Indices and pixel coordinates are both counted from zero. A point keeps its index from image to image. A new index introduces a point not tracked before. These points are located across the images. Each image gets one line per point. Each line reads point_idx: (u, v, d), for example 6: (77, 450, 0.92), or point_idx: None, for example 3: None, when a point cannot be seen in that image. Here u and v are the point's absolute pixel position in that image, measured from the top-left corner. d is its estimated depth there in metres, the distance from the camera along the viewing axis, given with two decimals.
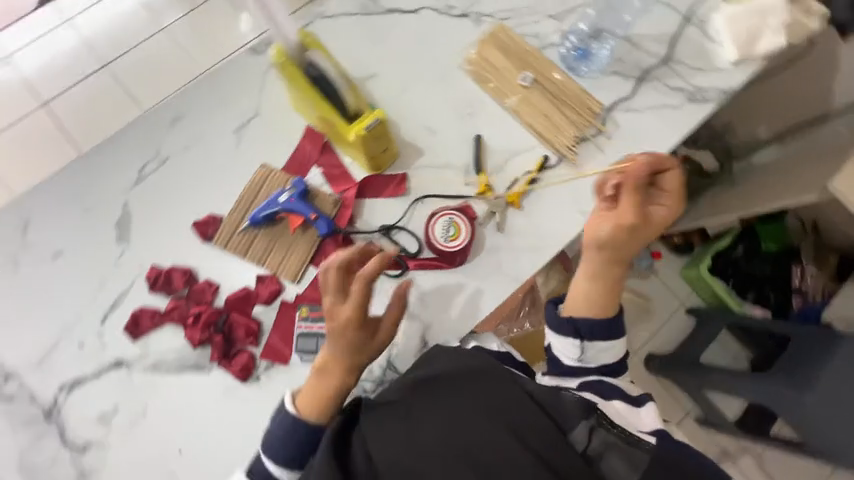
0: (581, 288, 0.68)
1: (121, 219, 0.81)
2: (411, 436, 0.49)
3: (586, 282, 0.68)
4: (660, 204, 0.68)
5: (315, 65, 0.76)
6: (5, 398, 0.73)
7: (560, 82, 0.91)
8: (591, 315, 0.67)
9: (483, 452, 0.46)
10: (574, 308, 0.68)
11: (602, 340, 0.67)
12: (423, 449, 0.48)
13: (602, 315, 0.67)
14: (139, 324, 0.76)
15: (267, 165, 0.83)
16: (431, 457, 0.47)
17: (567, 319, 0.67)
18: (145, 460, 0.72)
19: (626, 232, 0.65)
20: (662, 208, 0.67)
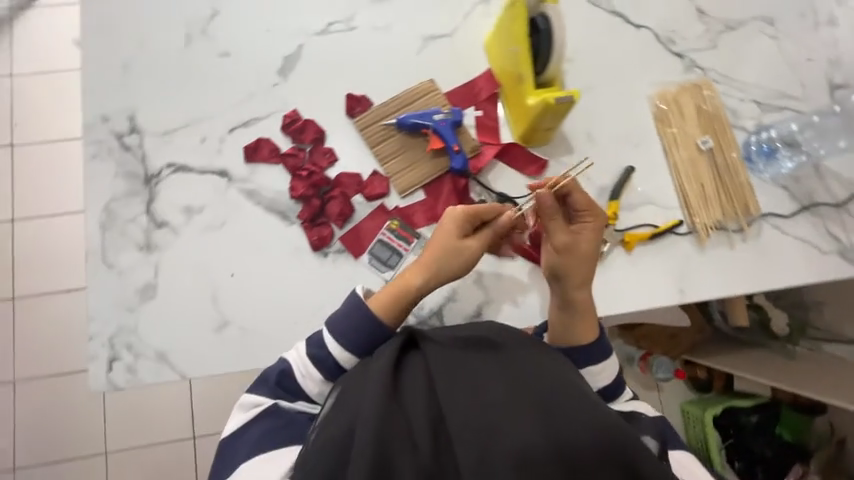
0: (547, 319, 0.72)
1: (290, 56, 0.82)
2: (450, 379, 0.52)
3: (555, 312, 0.70)
4: (586, 221, 0.70)
5: (544, 20, 0.73)
6: (122, 146, 0.77)
7: (733, 165, 0.87)
8: (574, 342, 0.68)
9: (514, 411, 0.48)
10: (560, 338, 0.70)
11: (594, 362, 0.67)
12: (470, 405, 0.49)
13: (587, 338, 0.68)
14: (257, 151, 0.79)
15: (436, 82, 0.84)
16: (465, 400, 0.50)
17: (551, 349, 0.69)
18: (201, 265, 0.75)
19: (565, 256, 0.69)
20: (587, 224, 0.70)
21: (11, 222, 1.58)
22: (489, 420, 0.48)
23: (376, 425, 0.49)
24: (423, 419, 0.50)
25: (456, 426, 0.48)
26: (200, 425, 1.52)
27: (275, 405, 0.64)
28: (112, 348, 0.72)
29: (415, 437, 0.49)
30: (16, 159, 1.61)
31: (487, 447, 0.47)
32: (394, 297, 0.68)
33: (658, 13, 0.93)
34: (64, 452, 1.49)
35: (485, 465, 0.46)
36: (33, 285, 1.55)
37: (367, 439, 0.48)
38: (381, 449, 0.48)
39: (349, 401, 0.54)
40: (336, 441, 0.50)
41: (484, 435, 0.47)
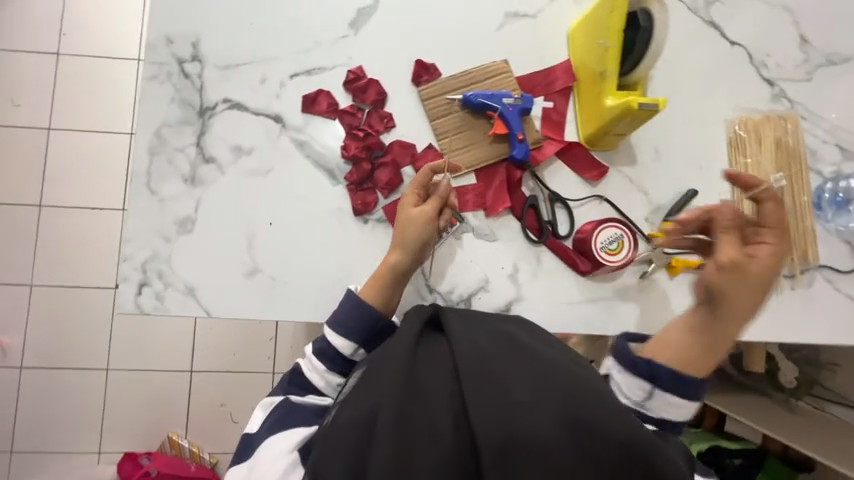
0: (674, 336, 0.60)
1: (365, 9, 0.79)
2: (474, 371, 0.50)
3: (679, 328, 0.60)
4: (764, 243, 0.61)
5: (644, 16, 0.69)
6: (181, 72, 0.75)
7: (800, 209, 0.82)
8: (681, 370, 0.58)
9: (537, 407, 0.47)
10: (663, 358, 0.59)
11: (676, 396, 0.58)
12: (490, 395, 0.48)
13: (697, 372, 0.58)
14: (316, 102, 0.77)
15: (509, 64, 0.79)
16: (490, 397, 0.48)
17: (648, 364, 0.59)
18: (240, 208, 0.74)
19: (733, 272, 0.59)
20: (766, 245, 0.61)
21: (48, 130, 1.58)
22: (509, 410, 0.47)
23: (397, 408, 0.48)
24: (443, 406, 0.49)
25: (476, 415, 0.47)
26: (199, 361, 1.56)
27: (285, 399, 0.65)
28: (143, 274, 0.71)
29: (436, 423, 0.48)
30: (61, 68, 1.60)
31: (508, 438, 0.46)
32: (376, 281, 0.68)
33: (756, 32, 0.87)
34: (68, 361, 1.54)
35: (506, 454, 0.46)
36: (61, 196, 1.57)
37: (388, 421, 0.48)
38: (402, 433, 0.48)
39: (367, 380, 0.53)
40: (356, 421, 0.50)
41: (505, 425, 0.46)
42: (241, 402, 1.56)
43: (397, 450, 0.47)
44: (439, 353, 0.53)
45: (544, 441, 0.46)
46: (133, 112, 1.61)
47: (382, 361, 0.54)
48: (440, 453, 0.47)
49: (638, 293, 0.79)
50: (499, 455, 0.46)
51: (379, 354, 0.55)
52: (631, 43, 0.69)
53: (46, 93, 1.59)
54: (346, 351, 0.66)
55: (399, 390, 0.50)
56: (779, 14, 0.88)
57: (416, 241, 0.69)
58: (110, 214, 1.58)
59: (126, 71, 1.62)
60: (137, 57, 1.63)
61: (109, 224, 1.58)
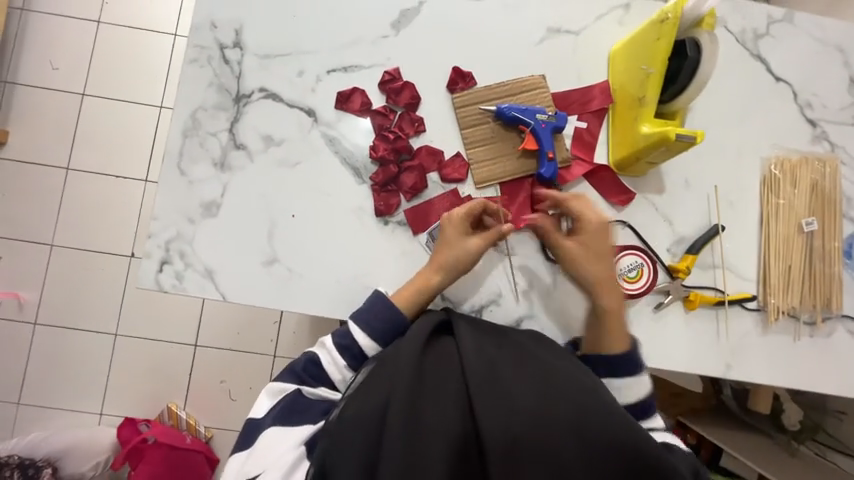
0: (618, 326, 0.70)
1: (408, 10, 0.79)
2: (483, 371, 0.51)
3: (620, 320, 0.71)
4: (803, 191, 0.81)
5: (691, 47, 0.67)
6: (222, 57, 0.76)
7: (830, 255, 0.80)
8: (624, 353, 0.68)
9: (546, 411, 0.48)
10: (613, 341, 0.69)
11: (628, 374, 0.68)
12: (499, 398, 0.48)
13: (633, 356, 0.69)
14: (350, 99, 0.77)
15: (546, 79, 0.78)
16: (498, 398, 0.48)
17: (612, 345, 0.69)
18: (266, 197, 0.75)
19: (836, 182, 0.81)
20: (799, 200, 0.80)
21: (81, 96, 1.62)
22: (517, 414, 0.47)
23: (406, 405, 0.48)
24: (452, 407, 0.49)
25: (485, 417, 0.47)
26: (203, 336, 1.59)
27: (296, 392, 0.66)
28: (166, 251, 0.73)
29: (445, 424, 0.48)
30: (100, 37, 1.64)
31: (516, 441, 0.46)
32: (411, 292, 0.70)
33: (803, 70, 0.85)
34: (79, 323, 1.58)
35: (514, 457, 0.46)
36: (88, 162, 1.61)
37: (397, 418, 0.48)
38: (411, 431, 0.47)
39: (376, 378, 0.53)
40: (364, 416, 0.50)
41: (513, 429, 0.47)
42: (240, 381, 1.59)
43: (406, 448, 0.46)
44: (448, 353, 0.54)
45: (552, 446, 0.46)
46: (164, 86, 1.64)
47: (390, 361, 0.54)
48: (449, 454, 0.46)
49: (652, 323, 0.78)
50: (507, 457, 0.46)
51: (388, 354, 0.56)
52: (675, 72, 0.69)
53: (83, 59, 1.63)
54: (368, 351, 0.68)
55: (409, 387, 0.50)
56: (830, 53, 0.85)
57: (457, 267, 0.71)
58: (132, 183, 1.61)
59: (162, 45, 1.65)
60: (173, 32, 1.65)
61: (130, 194, 1.61)
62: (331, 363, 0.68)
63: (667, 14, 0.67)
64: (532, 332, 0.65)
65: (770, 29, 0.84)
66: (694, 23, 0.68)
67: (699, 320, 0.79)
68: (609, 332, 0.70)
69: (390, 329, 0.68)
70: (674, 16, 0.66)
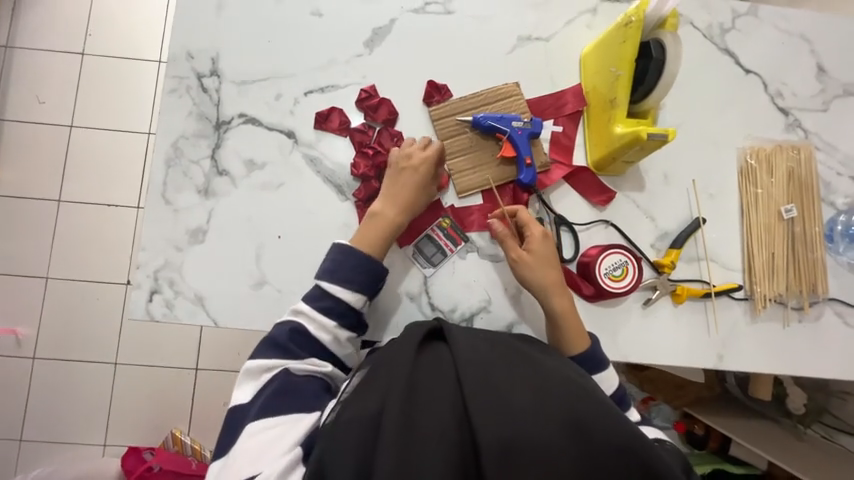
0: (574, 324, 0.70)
1: (380, 28, 0.80)
2: (474, 377, 0.51)
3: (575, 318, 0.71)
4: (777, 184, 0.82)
5: (657, 47, 0.69)
6: (200, 86, 0.78)
7: (811, 240, 0.81)
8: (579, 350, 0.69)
9: (539, 416, 0.48)
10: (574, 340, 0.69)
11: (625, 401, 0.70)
12: (492, 399, 0.49)
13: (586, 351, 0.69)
14: (328, 119, 0.78)
15: (520, 86, 0.80)
16: (491, 405, 0.48)
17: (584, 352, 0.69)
18: (251, 220, 0.76)
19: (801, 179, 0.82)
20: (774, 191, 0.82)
21: (70, 128, 1.63)
22: (510, 414, 0.48)
23: (401, 408, 0.49)
24: (447, 410, 0.49)
25: (479, 417, 0.48)
26: (204, 360, 1.59)
27: (281, 373, 0.65)
28: (155, 281, 0.73)
29: (440, 425, 0.49)
30: (85, 69, 1.65)
31: (510, 440, 0.47)
32: (373, 232, 0.71)
33: (771, 60, 0.87)
34: (78, 355, 1.58)
35: (508, 456, 0.46)
36: (79, 194, 1.61)
37: (391, 431, 0.47)
38: (405, 434, 0.48)
39: (372, 383, 0.54)
40: (360, 420, 0.50)
41: (507, 429, 0.47)
42: None
43: (401, 451, 0.47)
44: (439, 362, 0.54)
45: (545, 444, 0.47)
46: (151, 113, 1.66)
47: (385, 366, 0.55)
48: (444, 454, 0.47)
49: (640, 319, 0.78)
50: (501, 457, 0.46)
51: (383, 359, 0.57)
52: (642, 73, 0.70)
53: (70, 92, 1.65)
54: (356, 304, 0.68)
55: (403, 391, 0.50)
56: (795, 42, 0.87)
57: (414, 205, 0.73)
58: (124, 211, 1.62)
59: (147, 73, 1.67)
60: (158, 59, 1.67)
61: (123, 222, 1.61)
62: (316, 328, 0.67)
63: (631, 18, 0.68)
64: (524, 335, 0.66)
65: (736, 24, 0.86)
66: (657, 24, 0.70)
67: (687, 312, 0.80)
68: (570, 330, 0.69)
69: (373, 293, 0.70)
70: (638, 19, 0.67)
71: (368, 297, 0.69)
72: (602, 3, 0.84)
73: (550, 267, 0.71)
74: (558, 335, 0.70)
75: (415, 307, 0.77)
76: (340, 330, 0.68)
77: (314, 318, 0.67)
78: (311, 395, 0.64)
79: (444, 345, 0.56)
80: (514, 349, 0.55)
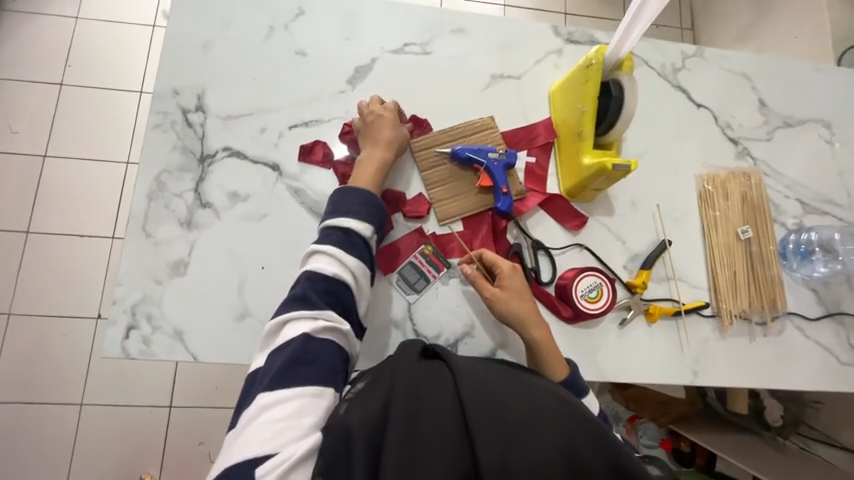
0: (555, 352, 0.72)
1: (362, 67, 0.85)
2: (475, 398, 0.50)
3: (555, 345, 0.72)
4: (729, 204, 0.89)
5: (617, 87, 0.76)
6: (185, 121, 0.79)
7: (768, 259, 0.87)
8: (563, 376, 0.70)
9: (539, 438, 0.48)
10: (555, 367, 0.70)
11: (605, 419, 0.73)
12: (491, 409, 0.49)
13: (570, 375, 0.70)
14: (312, 152, 0.81)
15: (494, 120, 0.85)
16: (491, 427, 0.48)
17: (568, 378, 0.70)
18: (234, 252, 0.76)
19: (750, 201, 0.90)
20: (727, 212, 0.88)
21: (43, 158, 1.60)
22: (509, 436, 0.47)
23: (401, 416, 0.49)
24: (447, 419, 0.49)
25: (478, 428, 0.48)
26: (179, 397, 1.52)
27: (299, 338, 0.61)
28: (132, 316, 0.72)
29: (440, 433, 0.48)
30: (62, 99, 1.64)
31: (508, 452, 0.46)
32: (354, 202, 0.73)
33: (719, 96, 0.96)
34: (40, 396, 1.48)
35: (506, 470, 0.46)
36: (50, 225, 1.56)
37: (392, 453, 0.46)
38: (405, 444, 0.47)
39: (373, 391, 0.54)
40: (360, 429, 0.49)
41: (507, 453, 0.46)
42: (220, 440, 1.51)
43: (401, 460, 0.46)
44: (439, 380, 0.52)
45: (544, 466, 0.47)
46: (131, 142, 1.64)
47: (387, 375, 0.55)
48: (443, 465, 0.46)
49: (618, 339, 0.81)
50: (499, 469, 0.46)
51: (384, 369, 0.57)
52: (605, 109, 0.77)
53: (45, 122, 1.62)
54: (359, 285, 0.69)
55: (404, 400, 0.50)
56: (738, 80, 0.97)
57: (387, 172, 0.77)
58: (98, 242, 1.57)
59: (127, 103, 1.66)
60: (138, 89, 1.68)
61: (96, 252, 1.56)
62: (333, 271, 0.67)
63: (592, 60, 0.75)
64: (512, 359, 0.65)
65: (686, 63, 0.96)
66: (615, 66, 0.78)
67: (661, 330, 0.83)
68: (550, 357, 0.71)
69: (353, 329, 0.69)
70: (598, 61, 0.75)
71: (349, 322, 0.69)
72: (566, 45, 0.92)
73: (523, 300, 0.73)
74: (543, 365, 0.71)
75: (399, 335, 0.78)
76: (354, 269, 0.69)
77: None
78: (329, 363, 0.61)
79: (443, 363, 0.55)
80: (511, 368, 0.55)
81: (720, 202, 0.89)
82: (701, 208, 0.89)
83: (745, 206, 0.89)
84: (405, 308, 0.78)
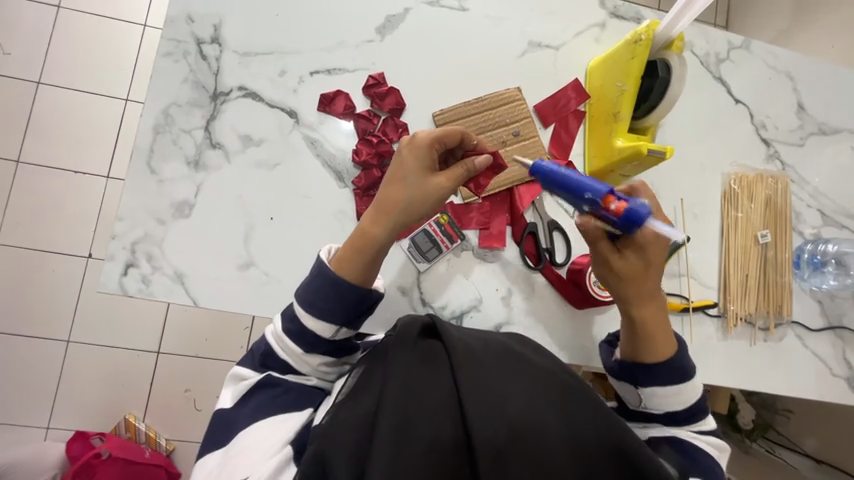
0: (661, 337, 0.66)
1: (394, 16, 0.79)
2: (474, 382, 0.48)
3: (661, 324, 0.66)
4: (752, 204, 0.87)
5: (666, 69, 0.72)
6: (198, 53, 0.73)
7: (781, 266, 0.87)
8: (662, 356, 0.65)
9: (537, 423, 0.47)
10: (661, 344, 0.66)
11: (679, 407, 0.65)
12: (487, 400, 0.47)
13: (668, 356, 0.65)
14: (333, 102, 0.76)
15: (510, 86, 0.80)
16: (490, 412, 0.47)
17: (668, 364, 0.65)
18: (242, 199, 0.72)
19: (773, 205, 0.88)
20: (748, 214, 0.87)
21: (37, 84, 1.51)
22: (507, 419, 0.46)
23: (396, 408, 0.47)
24: (443, 409, 0.48)
25: (475, 419, 0.46)
26: (167, 344, 1.51)
27: (266, 376, 0.62)
28: (131, 253, 0.69)
29: (436, 427, 0.47)
30: (60, 22, 1.53)
31: (504, 443, 0.46)
32: (355, 253, 0.62)
33: (758, 94, 0.92)
34: (25, 329, 1.46)
35: (503, 460, 0.45)
36: (42, 155, 1.49)
37: (387, 433, 0.46)
38: (399, 436, 0.46)
39: (370, 382, 0.53)
40: (355, 419, 0.49)
41: (505, 438, 0.46)
42: (206, 390, 1.51)
43: (394, 443, 0.45)
44: (437, 361, 0.52)
45: (541, 448, 0.46)
46: (132, 78, 1.55)
47: (383, 366, 0.54)
48: (440, 456, 0.46)
49: None
50: (495, 459, 0.45)
51: (380, 356, 0.56)
52: (647, 90, 0.74)
53: (40, 45, 1.52)
54: (324, 333, 0.61)
55: (397, 390, 0.48)
56: (781, 79, 0.93)
57: (409, 209, 0.63)
58: (91, 179, 1.51)
59: (130, 35, 1.56)
60: (142, 22, 1.57)
61: (88, 191, 1.50)
62: (290, 359, 0.63)
63: (641, 36, 0.71)
64: (513, 332, 0.64)
65: (731, 54, 0.91)
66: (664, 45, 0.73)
67: None
68: (658, 335, 0.66)
69: (348, 308, 0.61)
70: (647, 37, 0.70)
71: (364, 307, 0.63)
72: (611, 19, 0.86)
73: (649, 278, 0.66)
74: (636, 345, 0.67)
75: (406, 301, 0.76)
76: (313, 359, 0.63)
77: (294, 329, 0.61)
78: (306, 397, 0.62)
79: (441, 345, 0.54)
80: (512, 352, 0.53)
81: (743, 202, 0.87)
82: (723, 206, 0.87)
83: (767, 208, 0.88)
84: (415, 275, 0.76)
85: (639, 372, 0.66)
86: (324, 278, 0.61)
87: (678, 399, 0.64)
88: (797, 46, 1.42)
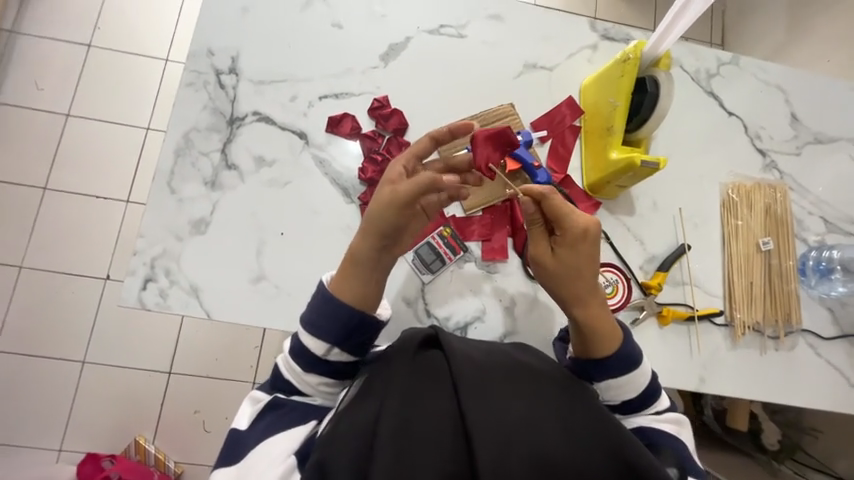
0: (603, 327, 0.64)
1: (396, 44, 0.85)
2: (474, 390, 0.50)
3: (601, 313, 0.64)
4: (751, 212, 0.89)
5: (655, 84, 0.76)
6: (217, 82, 0.80)
7: (786, 273, 0.87)
8: (608, 351, 0.63)
9: (538, 433, 0.47)
10: (607, 341, 0.63)
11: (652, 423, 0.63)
12: (487, 410, 0.48)
13: (613, 349, 0.63)
14: (340, 124, 0.81)
15: (507, 105, 0.84)
16: (489, 420, 0.47)
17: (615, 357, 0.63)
18: (255, 215, 0.76)
19: (774, 213, 0.89)
20: (748, 222, 0.88)
21: (66, 117, 1.62)
22: (507, 428, 0.47)
23: (396, 415, 0.48)
24: (443, 418, 0.49)
25: (475, 429, 0.47)
26: (178, 363, 1.53)
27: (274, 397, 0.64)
28: (151, 269, 0.72)
29: (435, 435, 0.48)
30: (90, 60, 1.66)
31: (504, 454, 0.46)
32: (350, 272, 0.64)
33: (751, 106, 0.95)
34: (43, 349, 1.50)
35: (504, 470, 0.45)
36: (67, 182, 1.58)
37: (388, 439, 0.47)
38: (399, 442, 0.47)
39: (372, 391, 0.54)
40: (357, 427, 0.51)
41: (504, 448, 0.46)
42: (216, 410, 1.52)
43: (394, 448, 0.46)
44: (437, 370, 0.53)
45: (542, 459, 0.46)
46: (154, 108, 1.65)
47: (385, 374, 0.55)
48: (440, 465, 0.46)
49: None
50: (495, 470, 0.45)
51: (382, 366, 0.57)
52: (638, 105, 0.77)
53: (70, 81, 1.64)
54: (318, 351, 0.63)
55: (398, 398, 0.50)
56: (772, 91, 0.96)
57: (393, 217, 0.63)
58: (112, 203, 1.59)
59: (153, 69, 1.67)
60: (165, 57, 1.68)
61: (109, 215, 1.58)
62: (293, 378, 0.65)
63: (629, 55, 0.75)
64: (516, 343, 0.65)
65: (720, 70, 0.95)
66: (652, 62, 0.77)
67: (673, 334, 0.83)
68: (601, 330, 0.64)
69: (342, 327, 0.63)
70: (635, 56, 0.75)
71: (359, 327, 0.63)
72: (602, 41, 0.91)
73: (580, 270, 0.64)
74: (586, 344, 0.64)
75: (411, 313, 0.78)
76: (313, 378, 0.64)
77: (296, 350, 0.64)
78: (312, 413, 0.64)
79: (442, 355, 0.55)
80: (512, 364, 0.55)
81: (742, 210, 0.88)
82: (722, 214, 0.88)
83: (767, 216, 0.89)
84: (418, 286, 0.78)
85: (592, 369, 0.64)
86: (323, 300, 0.63)
87: (628, 388, 0.64)
88: (792, 60, 1.46)
